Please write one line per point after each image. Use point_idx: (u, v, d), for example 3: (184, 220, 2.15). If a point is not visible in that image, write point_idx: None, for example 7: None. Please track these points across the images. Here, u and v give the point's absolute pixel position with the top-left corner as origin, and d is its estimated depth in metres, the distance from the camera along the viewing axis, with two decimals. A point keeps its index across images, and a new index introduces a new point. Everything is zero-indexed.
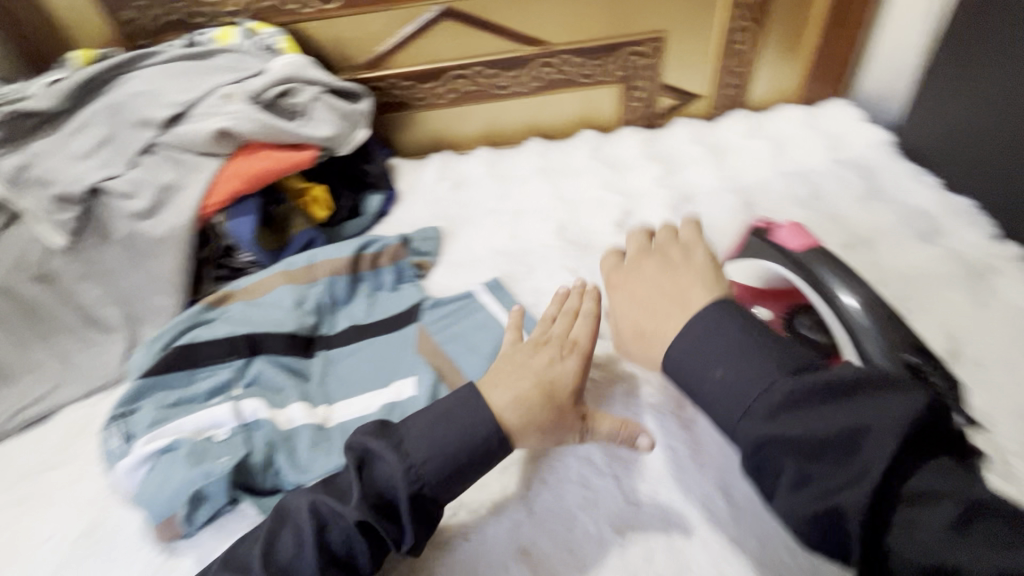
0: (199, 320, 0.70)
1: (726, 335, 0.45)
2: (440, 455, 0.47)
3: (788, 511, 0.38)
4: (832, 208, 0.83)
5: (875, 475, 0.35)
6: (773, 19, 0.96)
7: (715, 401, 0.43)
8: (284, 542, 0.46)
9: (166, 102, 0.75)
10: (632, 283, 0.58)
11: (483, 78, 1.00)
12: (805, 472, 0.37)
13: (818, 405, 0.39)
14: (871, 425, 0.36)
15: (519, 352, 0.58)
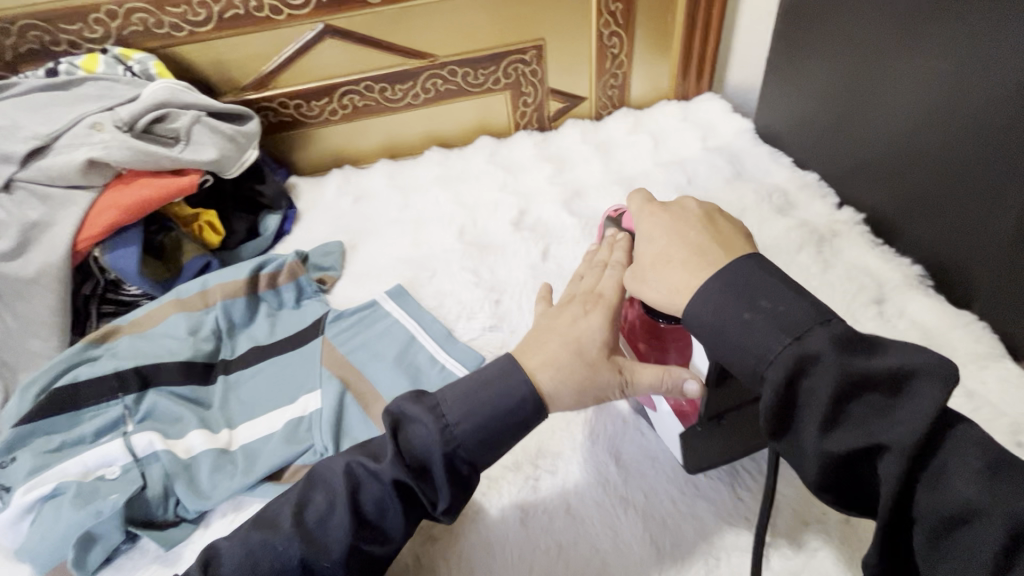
0: (83, 358, 0.67)
1: (760, 268, 0.43)
2: (480, 418, 0.46)
3: (819, 443, 0.37)
4: (704, 192, 0.92)
5: (927, 420, 0.35)
6: (638, 23, 1.04)
7: (745, 327, 0.41)
8: (314, 507, 0.46)
9: (26, 135, 0.71)
10: (660, 230, 0.51)
11: (374, 93, 1.01)
12: (844, 407, 0.37)
13: (860, 350, 0.38)
14: (915, 369, 0.36)
15: (550, 315, 0.54)
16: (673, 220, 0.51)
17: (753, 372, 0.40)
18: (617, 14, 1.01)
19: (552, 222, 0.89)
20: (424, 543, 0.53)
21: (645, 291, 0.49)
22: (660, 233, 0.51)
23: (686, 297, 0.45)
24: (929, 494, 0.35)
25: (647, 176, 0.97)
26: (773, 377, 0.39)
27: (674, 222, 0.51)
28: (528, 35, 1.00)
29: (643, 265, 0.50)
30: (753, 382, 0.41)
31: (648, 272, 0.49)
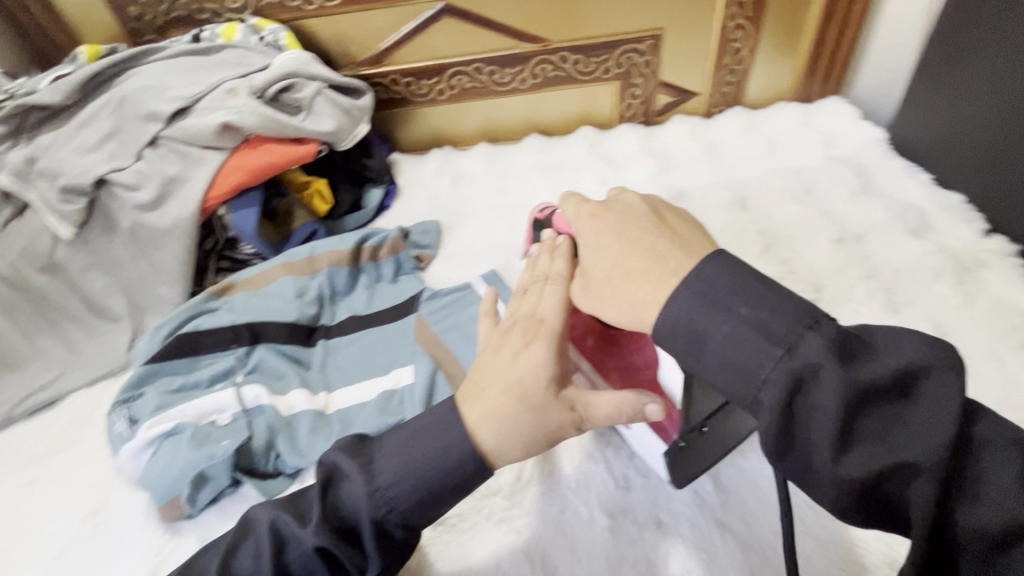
0: (203, 308, 0.71)
1: (731, 272, 0.39)
2: (412, 479, 0.43)
3: (835, 467, 0.32)
4: (825, 204, 0.84)
5: (947, 423, 0.31)
6: (768, 16, 0.96)
7: (726, 341, 0.37)
8: (243, 559, 0.43)
9: (172, 96, 0.77)
10: (600, 235, 0.48)
11: (483, 75, 1.01)
12: (856, 422, 0.33)
13: (858, 354, 0.34)
14: (923, 369, 0.33)
15: (494, 341, 0.50)
16: (622, 221, 0.48)
17: (742, 391, 0.36)
18: (746, 5, 0.94)
19: None
20: (508, 535, 0.52)
21: (604, 306, 0.45)
22: (608, 241, 0.47)
23: (656, 308, 0.40)
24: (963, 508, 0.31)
25: (760, 181, 0.90)
26: (771, 397, 0.34)
27: (623, 224, 0.47)
28: (647, 24, 0.96)
29: (599, 280, 0.46)
30: (745, 401, 0.36)
31: (605, 285, 0.45)
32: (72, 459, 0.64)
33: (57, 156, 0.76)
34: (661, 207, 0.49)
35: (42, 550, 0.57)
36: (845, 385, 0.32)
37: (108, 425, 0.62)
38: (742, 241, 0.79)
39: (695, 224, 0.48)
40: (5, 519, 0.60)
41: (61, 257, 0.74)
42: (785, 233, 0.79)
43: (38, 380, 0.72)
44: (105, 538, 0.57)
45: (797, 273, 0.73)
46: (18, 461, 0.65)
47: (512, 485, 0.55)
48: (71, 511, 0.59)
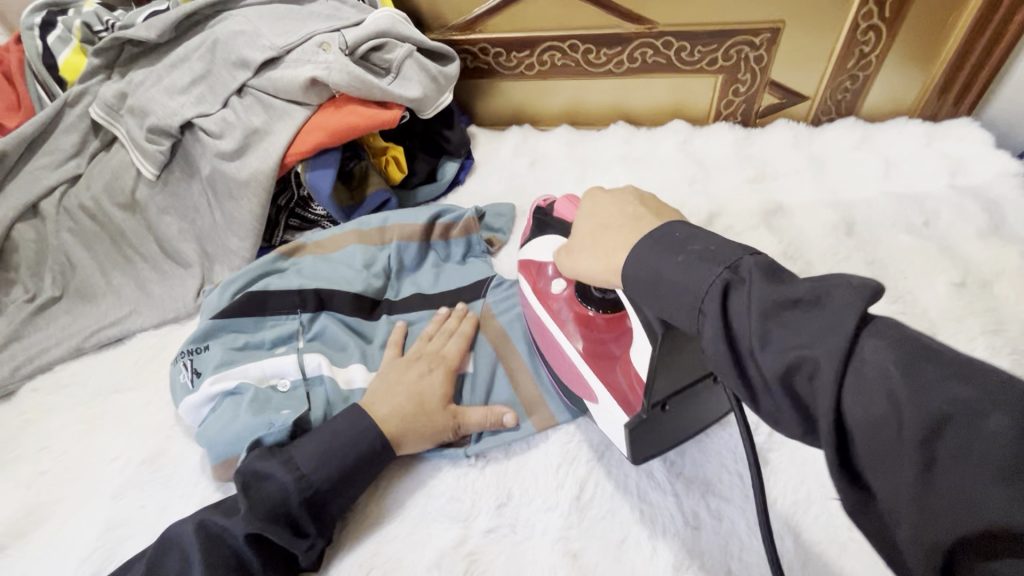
0: (273, 268, 0.70)
1: (686, 224, 0.42)
2: (332, 466, 0.50)
3: (762, 367, 0.32)
4: (946, 240, 0.75)
5: (847, 320, 0.30)
6: (909, 18, 0.84)
7: (675, 271, 0.38)
8: (169, 564, 0.47)
9: (263, 44, 0.74)
10: (597, 208, 0.49)
11: (577, 53, 0.95)
12: (767, 324, 0.32)
13: (784, 281, 0.34)
14: (829, 282, 0.32)
15: (398, 364, 0.60)
16: (614, 198, 0.49)
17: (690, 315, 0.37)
18: (887, 3, 0.83)
19: (745, 236, 0.77)
20: (564, 557, 0.49)
21: (584, 259, 0.47)
22: (598, 207, 0.49)
23: (624, 255, 0.43)
24: (857, 398, 0.28)
25: (871, 204, 0.81)
26: (709, 307, 0.35)
27: (613, 197, 0.49)
28: (767, 15, 0.86)
29: (582, 239, 0.49)
30: (688, 320, 0.37)
31: (587, 244, 0.48)
32: (137, 399, 0.66)
33: (148, 96, 0.76)
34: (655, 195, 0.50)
35: (102, 488, 0.58)
36: (761, 295, 0.33)
37: (172, 375, 0.62)
38: (845, 271, 0.72)
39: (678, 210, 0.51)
40: (70, 449, 0.62)
41: (141, 196, 0.77)
42: (895, 268, 0.72)
43: (108, 315, 0.73)
44: (161, 484, 0.57)
45: (907, 315, 0.66)
46: (86, 393, 0.67)
47: (571, 502, 0.53)
48: (130, 453, 0.60)
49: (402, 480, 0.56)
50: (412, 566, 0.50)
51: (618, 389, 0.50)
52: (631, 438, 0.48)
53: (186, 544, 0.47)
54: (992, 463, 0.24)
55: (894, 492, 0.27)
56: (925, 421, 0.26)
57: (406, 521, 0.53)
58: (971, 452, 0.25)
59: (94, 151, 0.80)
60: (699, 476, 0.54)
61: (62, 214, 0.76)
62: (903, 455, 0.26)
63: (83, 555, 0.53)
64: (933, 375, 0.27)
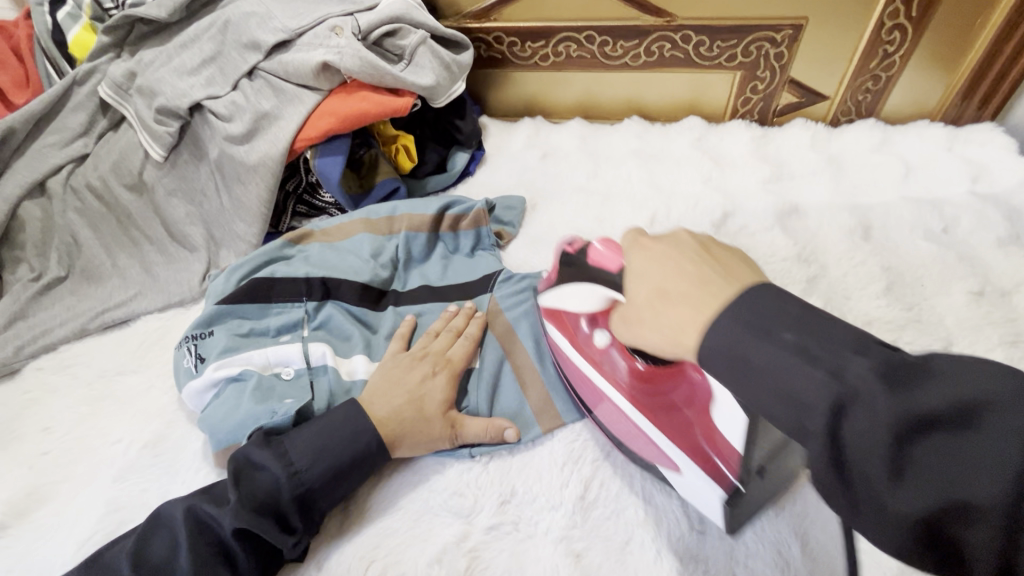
0: (280, 255, 0.69)
1: (781, 301, 0.35)
2: (326, 463, 0.50)
3: (894, 502, 0.27)
4: (965, 247, 0.73)
5: (1001, 456, 0.25)
6: (937, 18, 0.82)
7: (772, 365, 0.32)
8: (157, 548, 0.47)
9: (275, 27, 0.73)
10: (652, 268, 0.43)
11: (593, 45, 0.93)
12: (903, 452, 0.28)
13: (897, 373, 0.29)
14: (980, 398, 0.27)
15: (402, 362, 0.59)
16: (668, 256, 0.43)
17: (797, 423, 0.32)
18: (914, 2, 0.80)
19: (759, 237, 0.76)
20: (566, 557, 0.49)
21: (645, 334, 0.41)
22: (653, 266, 0.43)
23: (695, 336, 0.36)
24: (976, 532, 0.26)
25: (889, 209, 0.79)
26: (818, 425, 0.30)
27: (667, 253, 0.43)
28: (790, 11, 0.84)
29: (638, 305, 0.43)
30: (796, 432, 0.32)
31: (644, 310, 0.42)
32: (141, 382, 0.65)
33: (157, 76, 0.75)
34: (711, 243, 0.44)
35: (103, 470, 0.58)
36: (868, 400, 0.28)
37: (176, 359, 0.61)
38: (860, 276, 0.70)
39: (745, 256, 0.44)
40: (72, 430, 0.61)
41: (149, 177, 0.77)
42: (912, 275, 0.70)
43: (113, 297, 0.72)
44: (162, 469, 0.57)
45: (923, 324, 0.65)
46: (89, 374, 0.67)
47: (574, 502, 0.52)
48: (133, 435, 0.60)
49: (405, 473, 0.56)
50: (413, 560, 0.49)
51: (703, 456, 0.48)
52: (728, 513, 0.47)
53: (176, 529, 0.47)
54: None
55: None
56: (1001, 535, 0.25)
57: (408, 515, 0.53)
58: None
59: (102, 130, 0.79)
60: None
61: (69, 193, 0.75)
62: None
63: (83, 536, 0.52)
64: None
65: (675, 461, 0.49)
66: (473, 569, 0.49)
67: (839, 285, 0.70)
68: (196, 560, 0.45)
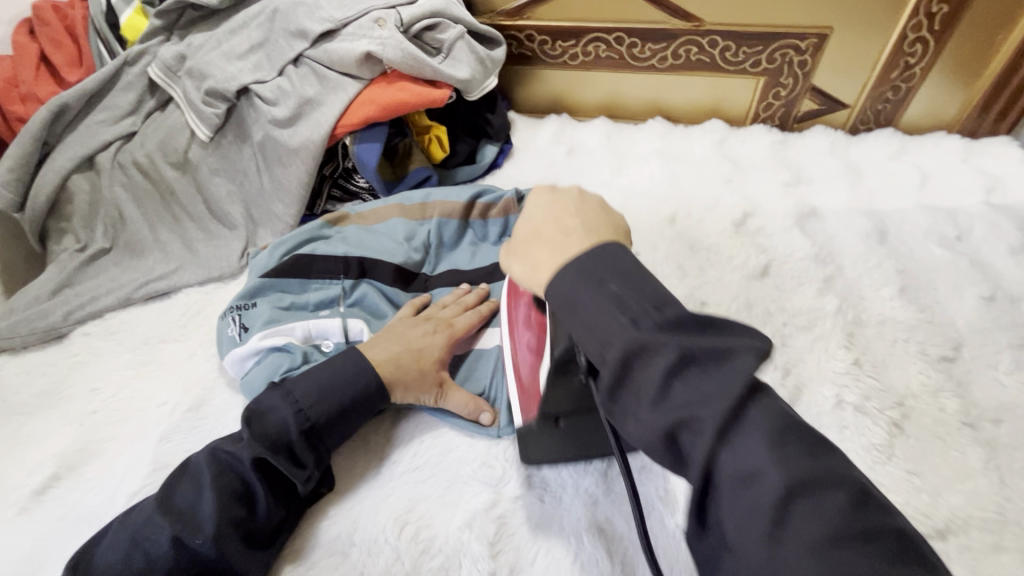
0: (318, 234, 0.72)
1: (624, 258, 0.39)
2: (330, 401, 0.53)
3: (649, 419, 0.33)
4: (977, 254, 0.76)
5: (733, 387, 0.32)
6: (957, 33, 0.84)
7: (593, 308, 0.37)
8: (183, 494, 0.49)
9: (322, 16, 0.76)
10: (533, 216, 0.49)
11: (622, 46, 0.96)
12: (668, 383, 0.33)
13: (685, 332, 0.35)
14: (733, 348, 0.34)
15: (407, 321, 0.63)
16: (554, 204, 0.48)
17: (599, 352, 0.37)
18: (937, 16, 0.83)
19: (777, 237, 0.78)
20: (590, 527, 0.51)
21: (513, 263, 0.48)
22: (540, 209, 0.49)
23: (544, 276, 0.44)
24: (727, 458, 0.31)
25: (904, 215, 0.81)
26: (612, 357, 0.35)
27: (553, 200, 0.49)
28: (817, 20, 0.87)
29: (519, 239, 0.48)
30: (596, 354, 0.37)
31: (519, 245, 0.48)
32: (184, 350, 0.68)
33: (206, 59, 0.78)
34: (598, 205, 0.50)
35: (149, 430, 0.60)
36: (669, 358, 0.33)
37: (220, 328, 0.64)
38: (875, 278, 0.72)
39: (623, 227, 0.50)
40: (119, 392, 0.64)
41: (193, 156, 0.80)
42: (926, 279, 0.72)
43: (156, 270, 0.75)
44: (204, 431, 0.60)
45: (935, 325, 0.67)
46: (134, 341, 0.70)
47: (598, 475, 0.55)
48: (177, 400, 0.63)
49: (435, 442, 0.59)
50: (445, 523, 0.52)
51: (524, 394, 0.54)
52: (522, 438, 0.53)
53: (199, 476, 0.50)
54: (815, 538, 0.28)
55: (738, 528, 0.30)
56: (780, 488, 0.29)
57: (439, 483, 0.55)
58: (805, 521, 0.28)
59: (149, 110, 0.82)
60: None
61: (116, 168, 0.79)
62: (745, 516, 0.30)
63: (132, 490, 0.55)
64: (791, 447, 0.31)
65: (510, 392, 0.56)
66: (501, 534, 0.51)
67: (854, 285, 0.72)
68: (221, 500, 0.47)
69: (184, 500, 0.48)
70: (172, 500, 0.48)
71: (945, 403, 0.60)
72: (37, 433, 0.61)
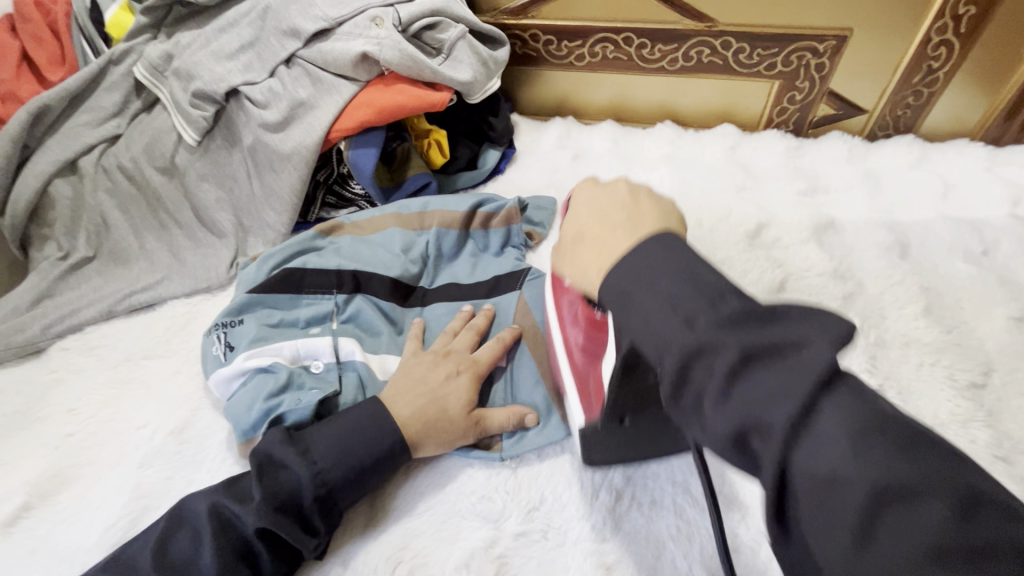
0: (310, 245, 0.69)
1: (680, 252, 0.36)
2: (349, 462, 0.49)
3: (714, 423, 0.30)
4: (1004, 271, 0.72)
5: (812, 382, 0.27)
6: (985, 36, 0.80)
7: (649, 307, 0.34)
8: (178, 545, 0.46)
9: (316, 15, 0.72)
10: (578, 211, 0.48)
11: (631, 47, 0.92)
12: (733, 376, 0.29)
13: (752, 326, 0.30)
14: (815, 334, 0.29)
15: (424, 361, 0.58)
16: (596, 200, 0.47)
17: (653, 344, 0.33)
18: (963, 18, 0.79)
19: (793, 250, 0.74)
20: (597, 569, 0.48)
21: (564, 266, 0.47)
22: (584, 206, 0.48)
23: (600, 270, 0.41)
24: (807, 459, 0.26)
25: (926, 228, 0.77)
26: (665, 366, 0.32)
27: (601, 195, 0.48)
28: (835, 21, 0.82)
29: (565, 243, 0.48)
30: (652, 349, 0.33)
31: (566, 248, 0.47)
32: (168, 367, 0.65)
33: (193, 58, 0.74)
34: (643, 195, 0.48)
35: (128, 455, 0.57)
36: (734, 363, 0.29)
37: (206, 346, 0.61)
38: (898, 296, 0.69)
39: (674, 211, 0.47)
40: (97, 413, 0.61)
41: (180, 160, 0.76)
42: (952, 298, 0.69)
43: (141, 280, 0.72)
44: (187, 457, 0.56)
45: (962, 348, 0.63)
46: (115, 356, 0.66)
47: (604, 510, 0.52)
48: (159, 423, 0.59)
49: (432, 471, 0.55)
50: (441, 563, 0.49)
51: (587, 391, 0.51)
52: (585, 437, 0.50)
53: (197, 525, 0.47)
54: (913, 556, 0.22)
55: (819, 532, 0.26)
56: (865, 494, 0.24)
57: (436, 516, 0.52)
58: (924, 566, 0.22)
59: (135, 111, 0.79)
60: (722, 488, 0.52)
61: (100, 173, 0.75)
62: (707, 393, 0.30)
63: (108, 522, 0.52)
64: (881, 448, 0.25)
65: (569, 390, 0.54)
66: None
67: (875, 303, 0.68)
68: (221, 561, 0.45)
69: (178, 553, 0.46)
70: (166, 550, 0.46)
71: (975, 434, 0.56)
72: (12, 457, 0.58)
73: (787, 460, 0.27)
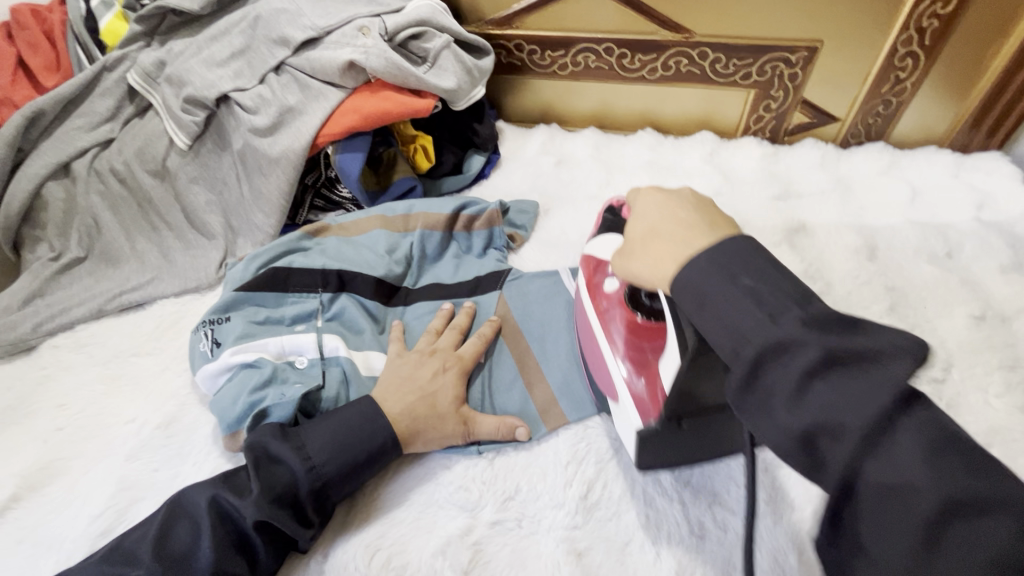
0: (297, 246, 0.71)
1: (750, 247, 0.40)
2: (344, 459, 0.51)
3: (785, 421, 0.34)
4: (967, 272, 0.75)
5: (887, 395, 0.32)
6: (948, 48, 0.83)
7: (726, 307, 0.38)
8: (178, 536, 0.48)
9: (305, 24, 0.75)
10: (647, 212, 0.50)
11: (612, 57, 0.95)
12: (805, 383, 0.34)
13: (831, 331, 0.35)
14: (881, 349, 0.34)
15: (414, 360, 0.59)
16: (666, 203, 0.49)
17: (732, 346, 0.38)
18: (928, 31, 0.82)
19: (766, 251, 0.77)
20: (568, 555, 0.50)
21: (631, 263, 0.49)
22: (654, 209, 0.50)
23: (672, 265, 0.44)
24: (875, 467, 0.31)
25: (894, 231, 0.80)
26: (741, 352, 0.37)
27: (666, 198, 0.50)
28: (806, 33, 0.85)
29: (634, 240, 0.49)
30: (731, 342, 0.38)
31: (637, 245, 0.49)
32: (156, 364, 0.67)
33: (185, 65, 0.76)
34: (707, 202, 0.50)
35: (115, 449, 0.58)
36: (813, 364, 0.34)
37: (193, 343, 0.62)
38: (865, 295, 0.71)
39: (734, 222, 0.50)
40: (86, 409, 0.62)
41: (171, 164, 0.78)
42: (916, 297, 0.71)
43: (132, 280, 0.74)
44: (173, 450, 0.58)
45: (924, 345, 0.66)
46: (105, 354, 0.68)
47: (575, 502, 0.53)
48: (147, 417, 0.61)
49: (410, 466, 0.57)
50: (418, 550, 0.51)
51: (638, 392, 0.52)
52: (641, 444, 0.51)
53: (197, 516, 0.48)
54: (975, 557, 0.28)
55: (881, 541, 0.31)
56: (930, 505, 0.29)
57: (413, 507, 0.54)
58: (965, 544, 0.28)
59: (128, 116, 0.81)
60: (688, 480, 0.54)
61: (92, 176, 0.77)
62: (779, 394, 0.34)
63: (95, 512, 0.53)
64: (949, 462, 0.30)
65: (616, 391, 0.54)
66: (476, 562, 0.50)
67: (842, 302, 0.71)
68: (218, 551, 0.46)
69: (180, 544, 0.47)
70: (165, 543, 0.47)
71: None
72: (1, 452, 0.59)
73: (837, 454, 0.33)
